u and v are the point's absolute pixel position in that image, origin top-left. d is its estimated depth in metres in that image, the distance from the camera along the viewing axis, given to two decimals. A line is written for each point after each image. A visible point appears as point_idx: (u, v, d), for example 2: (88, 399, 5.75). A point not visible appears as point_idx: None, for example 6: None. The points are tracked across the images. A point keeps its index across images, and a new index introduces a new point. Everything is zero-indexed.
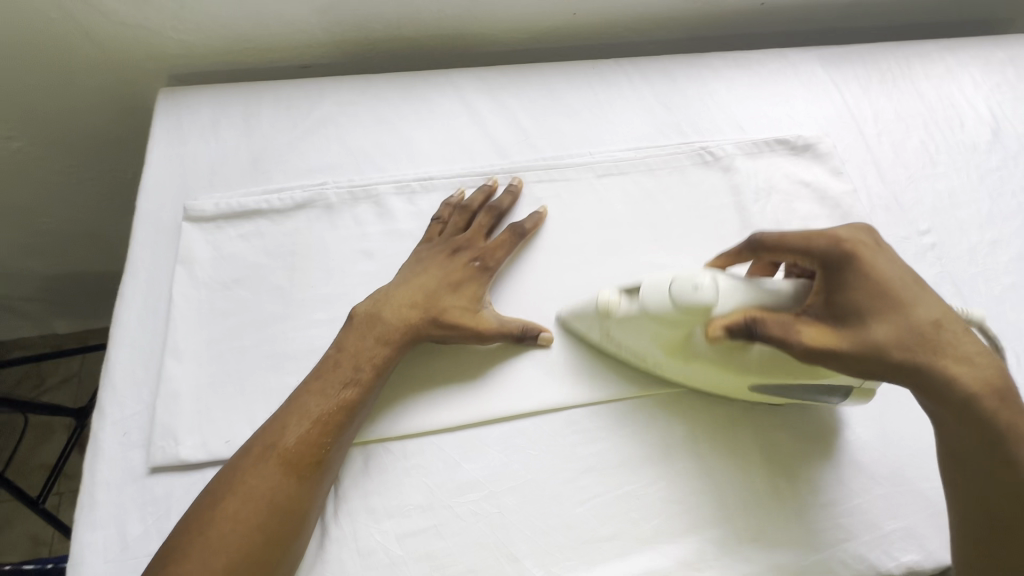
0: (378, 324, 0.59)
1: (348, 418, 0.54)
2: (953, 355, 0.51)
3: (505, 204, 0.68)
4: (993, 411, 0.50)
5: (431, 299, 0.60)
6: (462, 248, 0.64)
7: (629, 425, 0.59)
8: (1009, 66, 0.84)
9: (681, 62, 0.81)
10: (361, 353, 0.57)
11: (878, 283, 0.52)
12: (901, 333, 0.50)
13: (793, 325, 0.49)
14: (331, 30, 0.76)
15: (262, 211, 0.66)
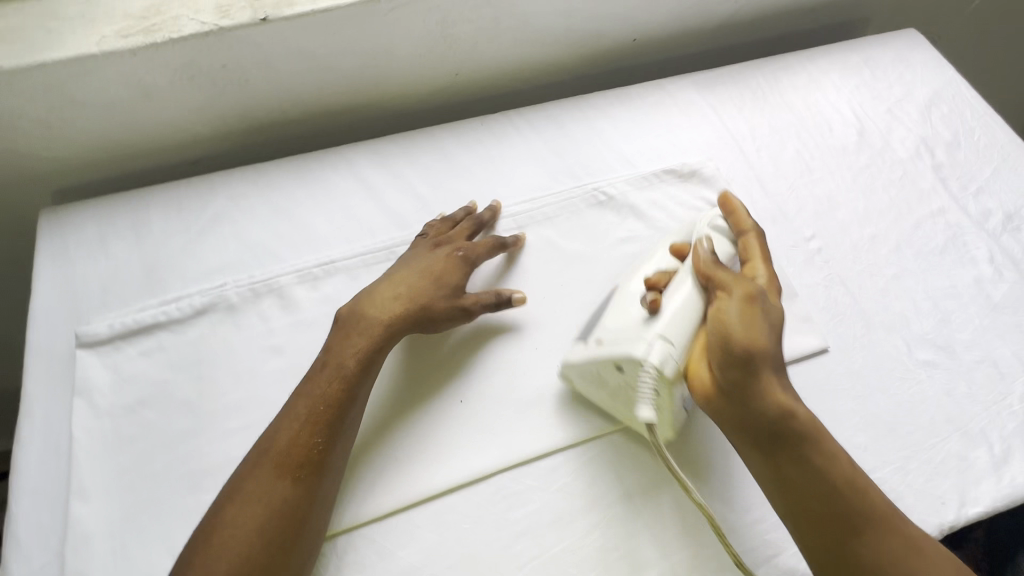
0: (361, 321, 0.62)
1: (333, 414, 0.56)
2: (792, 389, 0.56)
3: (486, 216, 0.73)
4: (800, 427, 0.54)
5: (415, 288, 0.64)
6: (443, 244, 0.69)
7: (560, 479, 0.61)
8: (865, 67, 0.91)
9: (565, 107, 0.84)
10: (348, 346, 0.60)
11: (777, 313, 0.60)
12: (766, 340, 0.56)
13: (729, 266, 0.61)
14: (214, 124, 0.76)
15: (161, 324, 0.65)
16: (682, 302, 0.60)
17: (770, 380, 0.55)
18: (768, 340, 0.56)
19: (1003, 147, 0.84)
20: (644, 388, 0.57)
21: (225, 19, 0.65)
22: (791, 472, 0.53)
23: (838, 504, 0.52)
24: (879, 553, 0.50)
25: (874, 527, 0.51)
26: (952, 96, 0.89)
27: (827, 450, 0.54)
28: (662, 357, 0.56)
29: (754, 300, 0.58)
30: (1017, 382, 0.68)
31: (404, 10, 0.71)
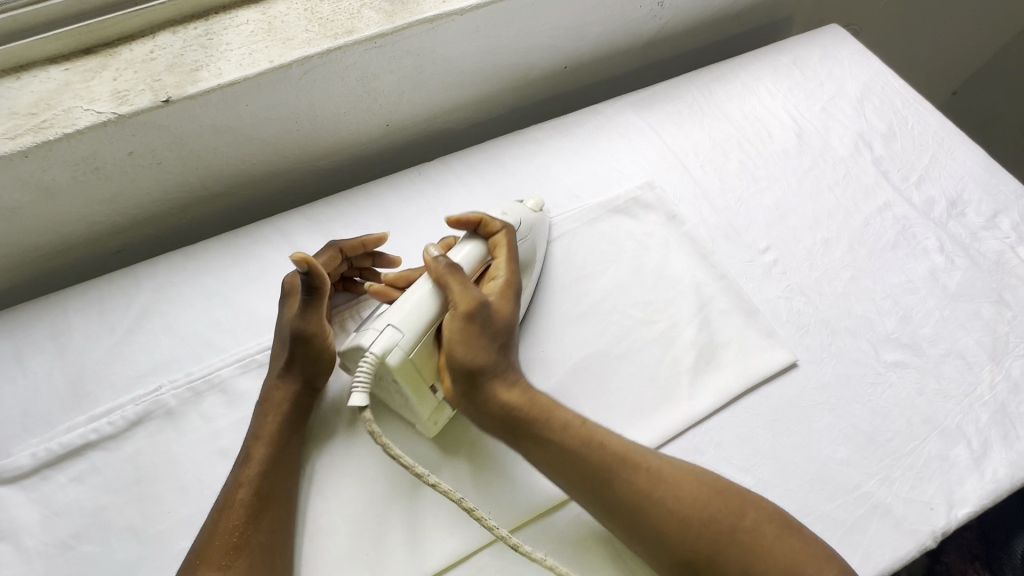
0: (259, 405, 0.60)
1: (255, 501, 0.54)
2: (507, 385, 0.58)
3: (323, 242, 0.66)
4: (528, 415, 0.56)
5: (274, 356, 0.63)
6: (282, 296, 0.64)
7: (540, 547, 0.56)
8: (795, 68, 0.91)
9: (504, 146, 0.82)
10: (256, 431, 0.58)
11: (493, 322, 0.59)
12: (472, 353, 0.57)
13: (445, 280, 0.58)
14: (131, 211, 0.71)
15: (92, 442, 0.59)
16: (415, 300, 0.58)
17: (495, 387, 0.57)
18: (488, 349, 0.58)
19: (936, 132, 0.86)
20: (359, 372, 0.54)
21: (124, 106, 0.61)
22: (540, 455, 0.56)
23: (587, 464, 0.54)
24: (635, 491, 0.53)
25: (622, 473, 0.54)
26: (881, 88, 0.90)
27: (562, 418, 0.57)
28: (386, 346, 0.55)
29: (471, 314, 0.57)
30: (983, 371, 0.67)
31: (318, 73, 0.67)
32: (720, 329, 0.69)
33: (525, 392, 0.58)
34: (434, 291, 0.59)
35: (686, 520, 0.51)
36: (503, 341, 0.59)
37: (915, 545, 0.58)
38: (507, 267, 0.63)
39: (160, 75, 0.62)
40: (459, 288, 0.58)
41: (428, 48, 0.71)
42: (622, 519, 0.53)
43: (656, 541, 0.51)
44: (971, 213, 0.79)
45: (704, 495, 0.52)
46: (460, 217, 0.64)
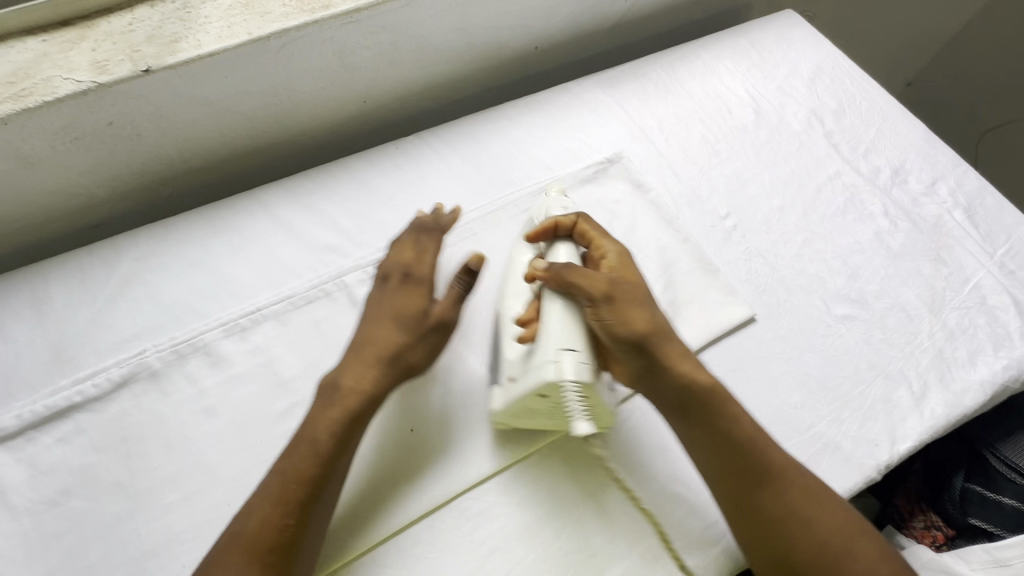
0: (337, 394, 0.57)
1: (311, 489, 0.52)
2: (677, 361, 0.58)
3: (432, 223, 0.69)
4: (700, 400, 0.57)
5: (385, 335, 0.60)
6: (401, 276, 0.64)
7: (518, 491, 0.61)
8: (752, 49, 0.96)
9: (478, 121, 0.85)
10: (326, 421, 0.55)
11: (633, 295, 0.60)
12: (635, 327, 0.58)
13: (569, 276, 0.58)
14: (110, 183, 0.72)
15: (77, 404, 0.60)
16: (561, 320, 0.57)
17: (670, 358, 0.58)
18: (645, 320, 0.58)
19: (882, 109, 0.92)
20: (575, 407, 0.54)
21: (104, 75, 0.62)
22: (698, 435, 0.57)
23: (748, 462, 0.55)
24: (784, 504, 0.53)
25: (776, 481, 0.54)
26: (832, 68, 0.96)
27: (728, 409, 0.57)
28: (577, 368, 0.54)
29: (610, 300, 0.58)
30: (923, 322, 0.73)
31: (296, 46, 0.69)
32: (684, 288, 0.73)
33: (698, 369, 0.59)
34: (563, 296, 0.59)
35: (823, 543, 0.51)
36: (650, 311, 0.60)
37: (861, 476, 0.63)
38: (612, 250, 0.64)
39: (139, 46, 0.64)
40: (591, 275, 0.58)
41: (403, 24, 0.74)
42: (746, 515, 0.54)
43: (780, 559, 0.52)
44: (913, 181, 0.85)
45: (851, 534, 0.52)
46: (538, 230, 0.65)
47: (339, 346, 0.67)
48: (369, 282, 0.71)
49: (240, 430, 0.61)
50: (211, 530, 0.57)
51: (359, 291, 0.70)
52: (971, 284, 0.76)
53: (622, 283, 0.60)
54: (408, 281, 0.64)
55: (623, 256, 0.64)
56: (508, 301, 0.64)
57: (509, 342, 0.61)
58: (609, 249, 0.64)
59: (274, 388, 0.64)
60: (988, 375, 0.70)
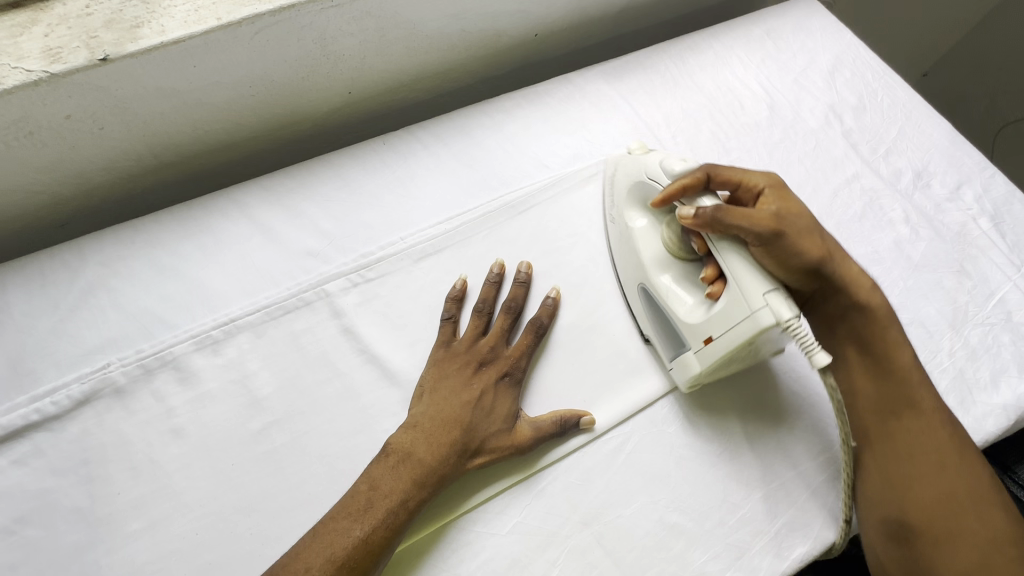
0: (413, 463, 0.54)
1: (368, 559, 0.50)
2: (859, 285, 0.60)
3: (520, 297, 0.65)
4: (867, 325, 0.60)
5: (474, 425, 0.57)
6: (489, 363, 0.61)
7: (509, 519, 0.56)
8: (768, 39, 0.90)
9: (472, 114, 0.79)
10: (395, 489, 0.53)
11: (805, 228, 0.57)
12: (821, 253, 0.57)
13: (749, 220, 0.54)
14: (73, 180, 0.67)
15: (34, 424, 0.56)
16: (744, 268, 0.54)
17: (846, 279, 0.60)
18: (818, 246, 0.57)
19: (904, 105, 0.86)
20: (806, 341, 0.52)
21: (57, 63, 0.55)
22: (853, 358, 0.61)
23: (897, 395, 0.58)
24: (919, 437, 0.57)
25: (921, 420, 0.57)
26: (853, 60, 0.90)
27: (889, 338, 0.60)
28: (787, 305, 0.52)
29: (780, 238, 0.55)
30: (944, 339, 0.68)
31: (272, 32, 0.63)
32: None
33: (875, 295, 0.60)
34: (727, 240, 0.56)
35: (944, 488, 0.55)
36: (819, 234, 0.59)
37: None
38: (767, 183, 0.60)
39: (97, 32, 0.57)
40: (766, 217, 0.55)
41: (390, 10, 0.67)
42: (881, 442, 0.58)
43: (900, 501, 0.55)
44: (936, 185, 0.80)
45: (970, 496, 0.55)
46: (671, 189, 0.59)
47: (318, 360, 0.62)
48: (351, 290, 0.66)
49: (209, 452, 0.57)
50: (178, 561, 0.53)
51: (340, 300, 0.65)
52: (995, 299, 0.71)
53: (786, 214, 0.57)
54: (501, 380, 0.60)
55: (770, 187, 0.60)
56: (651, 272, 0.63)
57: (694, 301, 0.60)
58: (760, 181, 0.60)
59: (247, 407, 0.59)
60: (1011, 399, 0.65)
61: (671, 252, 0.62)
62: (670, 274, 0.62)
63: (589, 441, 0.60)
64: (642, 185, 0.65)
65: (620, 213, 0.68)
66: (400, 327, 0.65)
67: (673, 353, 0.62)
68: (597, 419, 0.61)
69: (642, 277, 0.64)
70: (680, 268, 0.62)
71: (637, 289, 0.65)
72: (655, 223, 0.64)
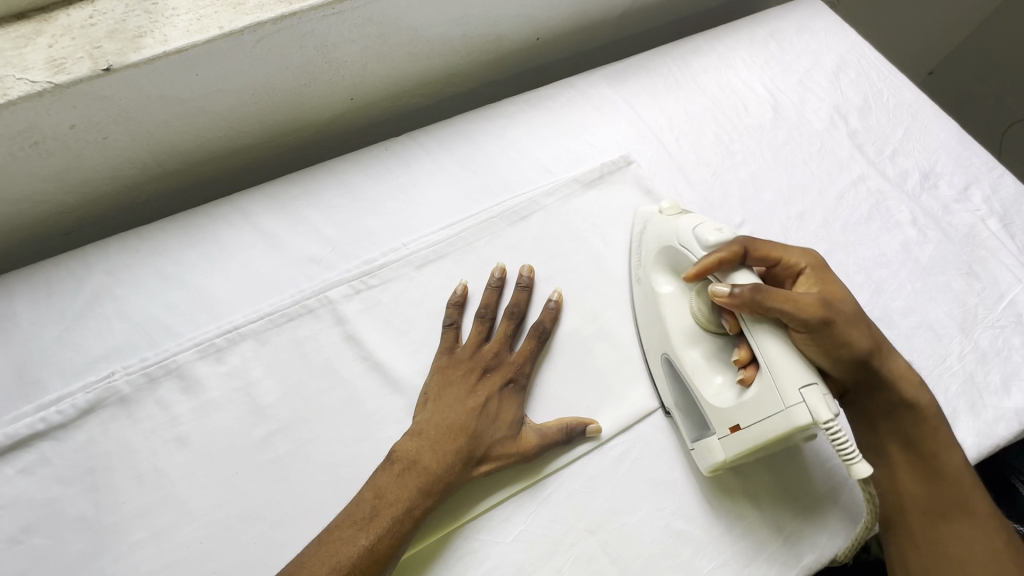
0: (419, 471, 0.54)
1: (374, 568, 0.49)
2: (904, 377, 0.57)
3: (522, 302, 0.65)
4: (915, 422, 0.57)
5: (480, 434, 0.57)
6: (493, 369, 0.61)
7: (514, 528, 0.56)
8: (771, 40, 0.89)
9: (474, 119, 0.79)
10: (401, 498, 0.52)
11: (851, 316, 0.55)
12: (866, 343, 0.55)
13: (792, 303, 0.52)
14: (78, 189, 0.67)
15: (40, 433, 0.56)
16: (786, 359, 0.51)
17: (889, 367, 0.56)
18: (865, 338, 0.55)
19: (910, 106, 0.85)
20: (846, 448, 0.49)
21: (61, 74, 0.56)
22: (896, 454, 0.57)
23: (947, 496, 0.55)
24: (969, 540, 0.53)
25: (971, 525, 0.54)
26: (857, 60, 0.89)
27: (938, 439, 0.56)
28: (825, 405, 0.50)
29: (825, 324, 0.53)
30: (953, 342, 0.67)
31: (274, 40, 0.63)
32: None
33: (918, 395, 0.57)
34: (770, 322, 0.53)
35: None
36: (865, 323, 0.56)
37: None
38: (809, 267, 0.59)
39: (101, 41, 0.57)
40: (810, 302, 0.52)
41: (392, 16, 0.67)
42: (932, 535, 0.54)
43: None
44: (944, 186, 0.79)
45: None
46: (703, 263, 0.56)
47: (321, 368, 0.62)
48: (355, 297, 0.66)
49: (213, 460, 0.57)
50: (183, 570, 0.53)
51: (343, 307, 0.65)
52: (1006, 301, 0.71)
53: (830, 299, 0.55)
54: (505, 387, 0.60)
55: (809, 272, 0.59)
56: (677, 344, 0.60)
57: (724, 383, 0.57)
58: (800, 263, 0.59)
59: (251, 414, 0.59)
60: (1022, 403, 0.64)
61: (702, 327, 0.59)
62: (698, 350, 0.59)
63: (594, 447, 0.60)
64: (672, 251, 0.62)
65: (646, 275, 0.65)
66: (403, 334, 0.65)
67: (694, 435, 0.59)
68: (603, 426, 0.61)
69: (666, 347, 0.61)
70: (711, 345, 0.59)
71: (662, 360, 0.62)
72: (683, 289, 0.62)
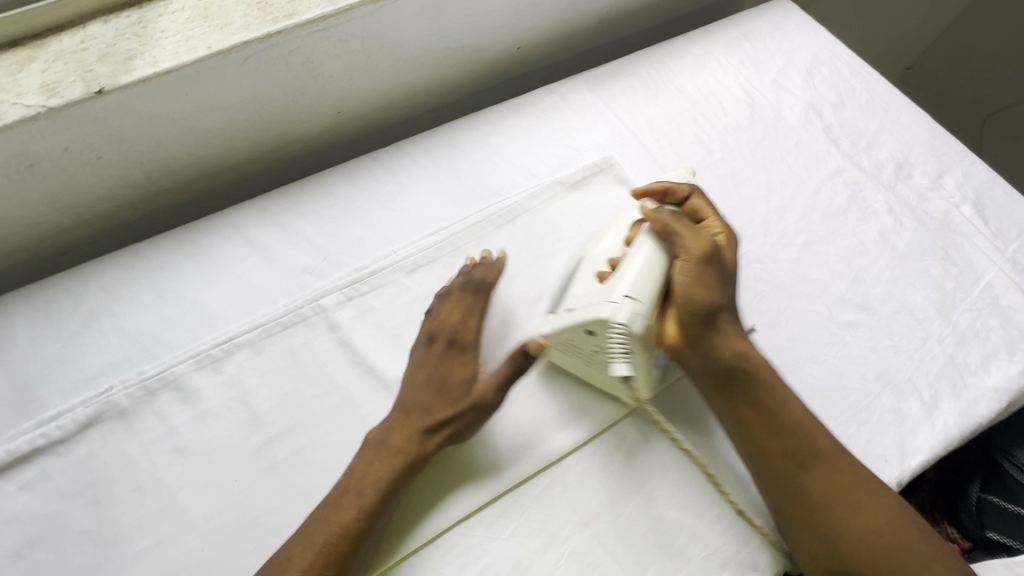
0: (387, 452, 0.56)
1: (347, 548, 0.51)
2: (751, 348, 0.60)
3: (468, 268, 0.67)
4: (758, 383, 0.58)
5: (428, 407, 0.58)
6: (439, 334, 0.62)
7: (510, 523, 0.57)
8: (745, 41, 0.92)
9: (459, 128, 0.81)
10: (372, 479, 0.54)
11: (723, 274, 0.60)
12: (720, 298, 0.59)
13: (684, 230, 0.59)
14: (73, 210, 0.69)
15: (40, 449, 0.57)
16: (638, 268, 0.57)
17: (731, 334, 0.59)
18: (720, 296, 0.59)
19: (883, 100, 0.88)
20: (614, 348, 0.56)
21: (55, 98, 0.58)
22: (747, 415, 0.58)
23: (793, 445, 0.56)
24: (824, 484, 0.55)
25: (827, 466, 0.55)
26: (830, 57, 0.92)
27: (779, 398, 0.58)
28: (630, 316, 0.55)
29: (700, 261, 0.58)
30: (932, 326, 0.69)
31: (262, 58, 0.65)
32: None
33: (758, 361, 0.60)
34: (663, 239, 0.60)
35: (875, 531, 0.52)
36: (727, 291, 0.61)
37: None
38: (730, 235, 0.64)
39: (92, 66, 0.59)
40: (699, 238, 0.59)
41: (374, 32, 0.70)
42: (799, 479, 0.55)
43: (831, 542, 0.53)
44: (917, 175, 0.81)
45: (893, 524, 0.53)
46: (648, 187, 0.67)
47: (316, 374, 0.63)
48: (347, 304, 0.67)
49: (212, 469, 0.58)
50: None
51: (336, 314, 0.66)
52: (983, 284, 0.72)
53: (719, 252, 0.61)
54: (452, 349, 0.61)
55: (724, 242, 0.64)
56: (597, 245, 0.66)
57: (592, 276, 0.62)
58: (718, 232, 0.65)
59: (248, 423, 0.60)
60: (1002, 382, 0.66)
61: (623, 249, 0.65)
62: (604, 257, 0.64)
63: (588, 438, 0.61)
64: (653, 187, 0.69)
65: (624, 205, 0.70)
66: (396, 338, 0.66)
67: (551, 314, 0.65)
68: (596, 420, 0.62)
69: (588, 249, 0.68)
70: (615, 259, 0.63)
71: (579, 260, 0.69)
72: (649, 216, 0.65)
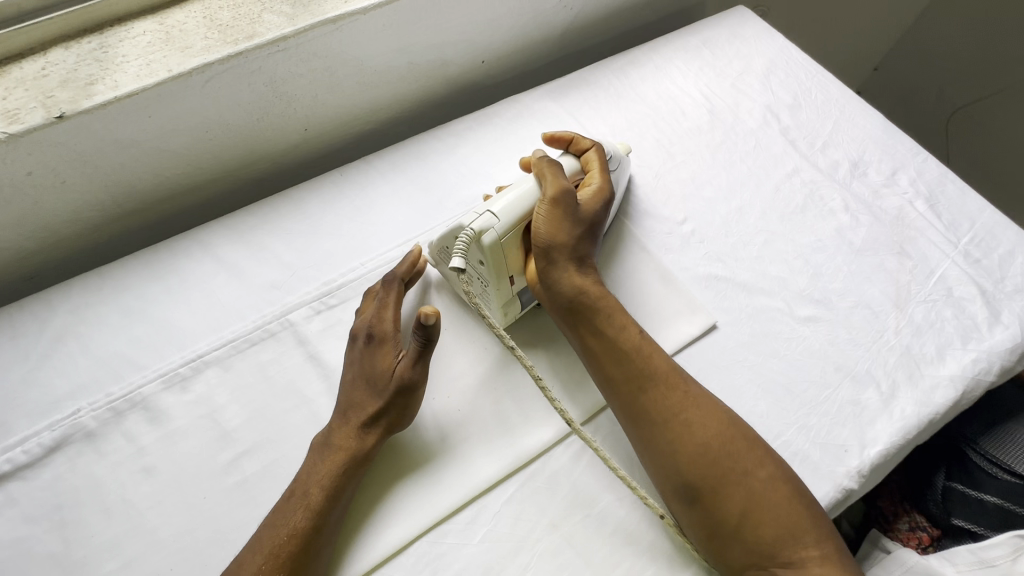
0: (327, 450, 0.58)
1: (298, 547, 0.53)
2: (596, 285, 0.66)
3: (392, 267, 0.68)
4: (596, 311, 0.64)
5: (359, 403, 0.60)
6: (360, 331, 0.64)
7: (480, 529, 0.58)
8: (704, 48, 0.95)
9: (425, 140, 0.82)
10: (316, 477, 0.57)
11: (576, 218, 0.66)
12: (567, 239, 0.65)
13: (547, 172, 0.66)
14: (39, 234, 0.69)
15: (6, 474, 0.57)
16: (507, 193, 0.65)
17: (574, 272, 0.65)
18: (566, 238, 0.65)
19: (838, 101, 0.91)
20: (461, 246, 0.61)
21: (14, 124, 0.58)
22: (589, 342, 0.63)
23: (628, 368, 0.60)
24: (658, 403, 0.58)
25: (660, 385, 0.59)
26: (786, 61, 0.95)
27: (616, 324, 0.63)
28: (482, 223, 0.61)
29: (552, 201, 0.65)
30: (889, 319, 0.71)
31: (223, 79, 0.66)
32: (640, 304, 0.72)
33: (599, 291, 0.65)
34: (535, 182, 0.67)
35: (700, 443, 0.56)
36: (578, 236, 0.66)
37: (834, 487, 0.60)
38: (603, 190, 0.70)
39: (52, 91, 0.60)
40: (555, 180, 0.66)
41: (335, 50, 0.71)
42: (635, 399, 0.59)
43: (673, 460, 0.56)
44: (872, 172, 0.84)
45: (720, 444, 0.56)
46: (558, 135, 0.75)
47: (285, 389, 0.64)
48: (315, 317, 0.68)
49: (181, 487, 0.58)
50: None
51: (305, 328, 0.67)
52: (937, 276, 0.75)
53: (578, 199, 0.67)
54: (373, 343, 0.62)
55: (596, 197, 0.69)
56: None
57: None
58: (593, 187, 0.70)
59: (218, 440, 0.61)
60: (958, 369, 0.68)
61: None
62: None
63: (558, 440, 0.63)
64: None
65: None
66: None
67: None
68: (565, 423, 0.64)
69: None
70: None
71: None
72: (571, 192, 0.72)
